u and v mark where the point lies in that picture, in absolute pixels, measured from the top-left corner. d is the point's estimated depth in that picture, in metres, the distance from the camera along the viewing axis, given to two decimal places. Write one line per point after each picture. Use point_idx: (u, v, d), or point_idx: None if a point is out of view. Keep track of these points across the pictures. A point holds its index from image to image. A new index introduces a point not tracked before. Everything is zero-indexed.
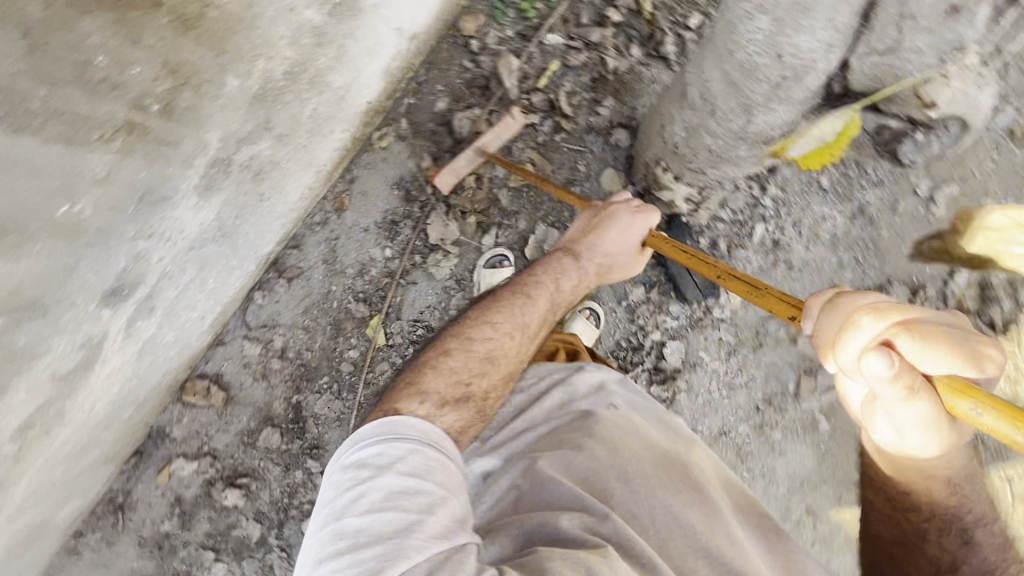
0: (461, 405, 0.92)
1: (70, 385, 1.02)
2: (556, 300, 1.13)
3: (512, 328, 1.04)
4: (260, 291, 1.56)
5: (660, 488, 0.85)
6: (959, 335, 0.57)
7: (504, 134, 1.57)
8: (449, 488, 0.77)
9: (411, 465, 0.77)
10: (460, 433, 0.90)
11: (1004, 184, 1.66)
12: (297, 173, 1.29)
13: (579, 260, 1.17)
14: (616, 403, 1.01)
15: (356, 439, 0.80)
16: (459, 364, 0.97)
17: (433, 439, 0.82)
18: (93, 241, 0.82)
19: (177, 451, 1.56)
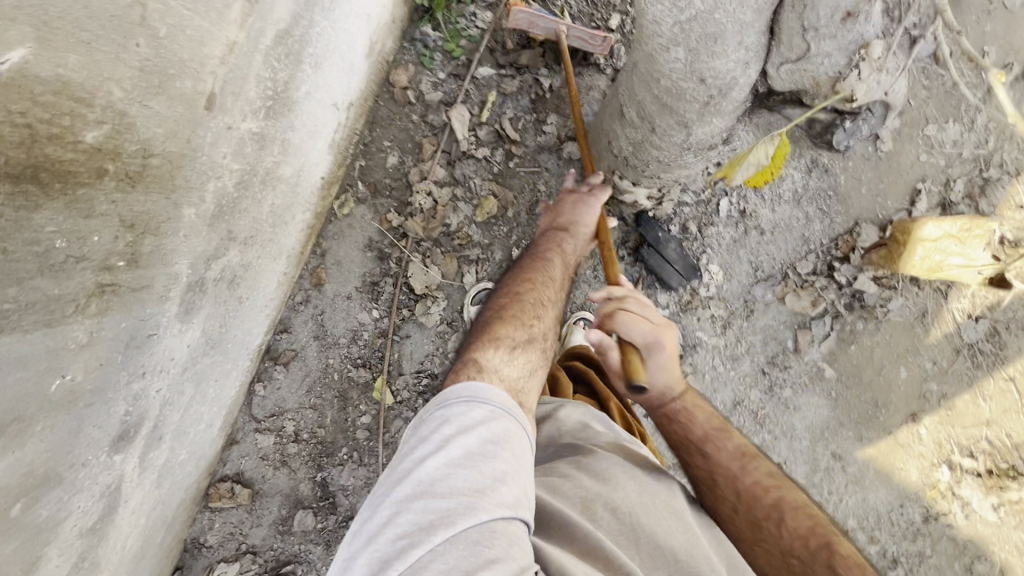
0: (529, 348, 0.99)
1: (99, 534, 1.03)
2: (568, 261, 1.24)
3: (546, 281, 1.15)
4: (260, 382, 1.55)
5: (643, 516, 0.87)
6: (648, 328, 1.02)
7: (588, 45, 1.54)
8: (521, 462, 0.75)
9: (492, 432, 0.75)
10: (534, 376, 0.97)
11: (941, 108, 1.78)
12: (269, 265, 1.31)
13: (571, 233, 1.28)
14: (599, 437, 1.03)
15: (443, 396, 0.79)
16: (515, 312, 1.05)
17: (515, 413, 0.81)
18: (91, 401, 0.83)
19: (216, 557, 1.56)
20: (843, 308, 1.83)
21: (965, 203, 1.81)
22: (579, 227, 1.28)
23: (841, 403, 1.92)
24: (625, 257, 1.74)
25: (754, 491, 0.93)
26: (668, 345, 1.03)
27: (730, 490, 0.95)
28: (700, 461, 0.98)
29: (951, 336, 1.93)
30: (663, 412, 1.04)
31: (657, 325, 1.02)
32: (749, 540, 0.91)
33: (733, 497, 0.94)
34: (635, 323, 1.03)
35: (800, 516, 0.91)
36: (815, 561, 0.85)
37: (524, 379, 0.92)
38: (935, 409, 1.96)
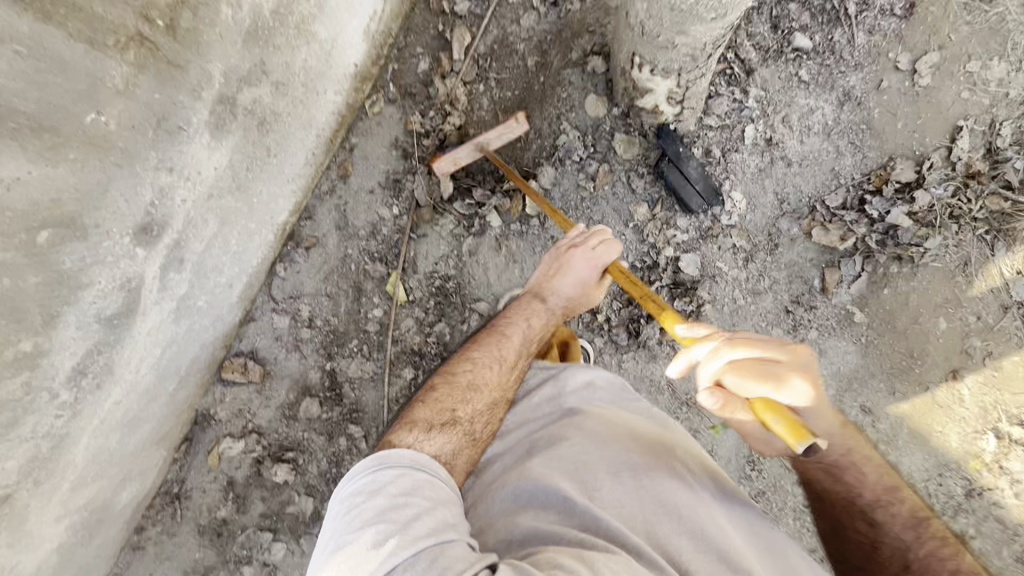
0: (447, 428, 1.01)
1: (116, 335, 1.10)
2: (527, 336, 1.25)
3: (489, 361, 1.17)
4: (282, 264, 1.61)
5: (644, 477, 0.93)
6: (768, 362, 0.78)
7: (507, 135, 1.64)
8: (435, 501, 0.82)
9: (400, 485, 0.82)
10: (451, 461, 0.99)
11: (985, 43, 1.72)
12: (298, 132, 1.39)
13: (545, 304, 1.30)
14: (601, 400, 1.14)
15: (352, 473, 0.85)
16: (445, 395, 1.08)
17: (420, 466, 0.88)
18: (120, 161, 0.91)
19: (224, 432, 1.61)
20: (875, 245, 1.75)
21: (1013, 149, 1.74)
22: (555, 295, 1.30)
23: (871, 350, 1.81)
24: (646, 175, 1.71)
25: (926, 562, 0.95)
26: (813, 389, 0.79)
27: (900, 560, 0.97)
28: (865, 529, 1.00)
29: (999, 291, 1.81)
30: (828, 469, 0.99)
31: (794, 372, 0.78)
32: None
33: (900, 567, 0.97)
34: (754, 369, 0.78)
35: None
36: None
37: (442, 459, 0.96)
38: (980, 369, 1.82)
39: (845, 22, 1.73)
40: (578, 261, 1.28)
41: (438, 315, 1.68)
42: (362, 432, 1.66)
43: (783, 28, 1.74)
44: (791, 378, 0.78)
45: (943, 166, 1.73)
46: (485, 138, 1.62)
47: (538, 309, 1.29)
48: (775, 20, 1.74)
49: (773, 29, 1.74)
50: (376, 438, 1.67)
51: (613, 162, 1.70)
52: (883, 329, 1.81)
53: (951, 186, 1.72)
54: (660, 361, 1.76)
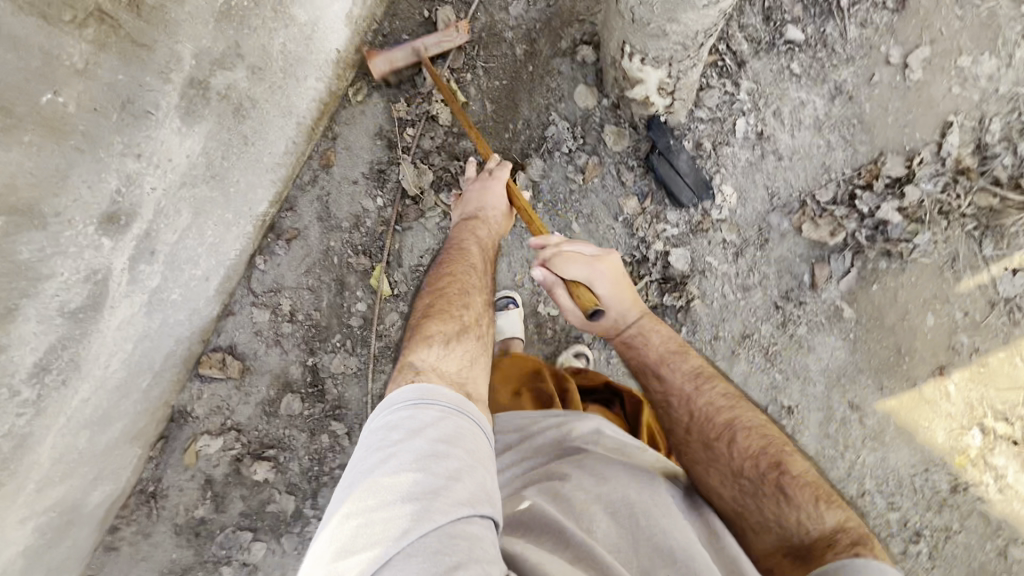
0: (462, 338, 1.03)
1: (82, 329, 1.05)
2: (483, 241, 1.30)
3: (464, 269, 1.20)
4: (261, 256, 1.56)
5: (642, 514, 0.88)
6: (582, 254, 1.12)
7: (444, 44, 1.55)
8: (475, 457, 0.81)
9: (442, 433, 0.81)
10: (474, 366, 1.01)
11: (976, 38, 1.71)
12: (278, 120, 1.34)
13: (483, 220, 1.34)
14: (607, 441, 1.07)
15: (392, 404, 0.84)
16: (439, 309, 1.08)
17: (464, 413, 0.86)
18: (81, 146, 0.88)
19: (201, 429, 1.56)
20: (864, 241, 1.74)
21: (1002, 145, 1.74)
22: (487, 211, 1.36)
23: (860, 346, 1.81)
24: (636, 168, 1.68)
25: (705, 411, 1.02)
26: (610, 271, 1.12)
27: (686, 408, 1.03)
28: (658, 385, 1.07)
29: (986, 287, 1.82)
30: (621, 338, 1.13)
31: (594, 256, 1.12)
32: (699, 458, 0.98)
33: (686, 415, 1.03)
34: (570, 258, 1.11)
35: (749, 435, 0.98)
36: (766, 474, 0.93)
37: (465, 370, 0.97)
38: (966, 364, 1.83)
39: (838, 15, 1.71)
40: (488, 185, 1.38)
41: None
42: (345, 429, 1.63)
43: (776, 19, 1.71)
44: (598, 267, 1.11)
45: (933, 162, 1.72)
46: (421, 40, 1.53)
47: (480, 222, 1.33)
48: (768, 12, 1.71)
49: (766, 20, 1.71)
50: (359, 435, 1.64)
51: (603, 154, 1.66)
52: (872, 324, 1.80)
53: (941, 182, 1.71)
54: None
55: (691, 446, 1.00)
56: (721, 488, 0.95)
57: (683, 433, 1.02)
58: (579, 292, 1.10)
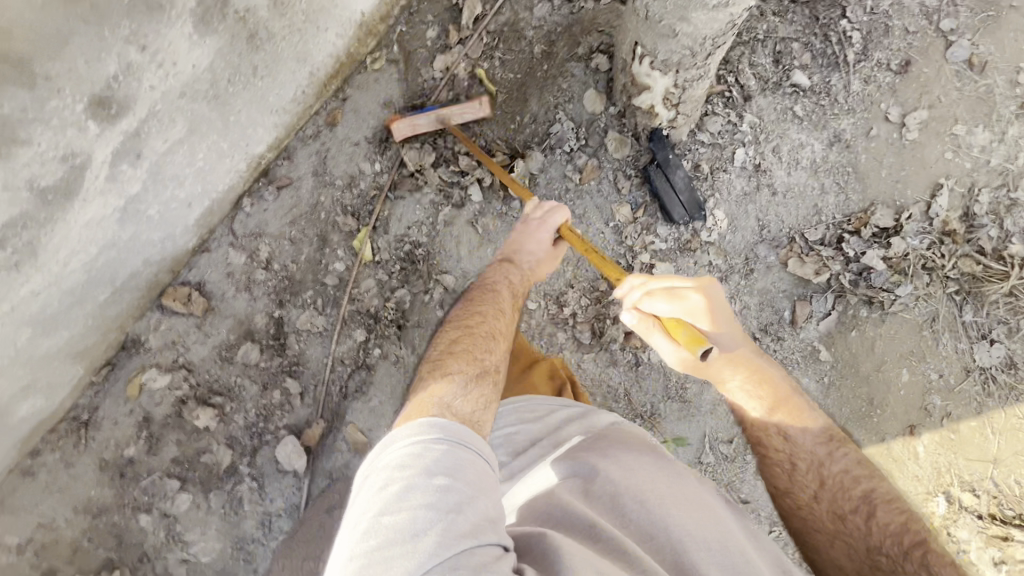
0: (479, 380, 1.06)
1: (47, 213, 1.05)
2: (514, 288, 1.36)
3: (492, 314, 1.27)
4: (249, 198, 1.54)
5: (673, 509, 0.92)
6: (676, 287, 1.08)
7: (467, 114, 1.64)
8: (475, 488, 0.77)
9: (440, 465, 0.78)
10: (486, 411, 1.02)
11: (972, 111, 1.78)
12: (291, 63, 1.35)
13: (517, 264, 1.40)
14: (634, 432, 1.15)
15: (392, 442, 0.82)
16: (466, 350, 1.13)
17: (464, 445, 0.84)
18: (86, 16, 0.93)
19: (150, 362, 1.50)
20: (847, 285, 1.75)
21: (989, 217, 1.79)
22: (523, 254, 1.40)
23: (832, 391, 1.80)
24: (633, 177, 1.71)
25: (841, 480, 1.11)
26: (705, 302, 1.08)
27: (814, 476, 1.12)
28: (781, 444, 1.16)
29: (962, 353, 1.84)
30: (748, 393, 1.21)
31: (683, 293, 1.08)
32: (833, 529, 1.09)
33: (814, 479, 1.12)
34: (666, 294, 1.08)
35: (888, 509, 1.05)
36: (909, 554, 0.99)
37: (479, 412, 0.98)
38: (936, 428, 1.83)
39: (843, 68, 1.79)
40: (537, 228, 1.39)
41: (402, 281, 1.63)
42: (299, 389, 1.58)
43: (784, 63, 1.79)
44: (696, 299, 1.07)
45: (921, 220, 1.76)
46: (446, 111, 1.60)
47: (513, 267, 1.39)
48: (777, 55, 1.78)
49: (775, 62, 1.79)
50: (312, 397, 1.59)
51: (603, 159, 1.69)
52: (846, 372, 1.80)
53: (926, 239, 1.74)
54: (619, 366, 1.74)
55: (819, 509, 1.11)
56: (847, 561, 1.06)
57: (808, 496, 1.13)
58: (679, 330, 1.06)
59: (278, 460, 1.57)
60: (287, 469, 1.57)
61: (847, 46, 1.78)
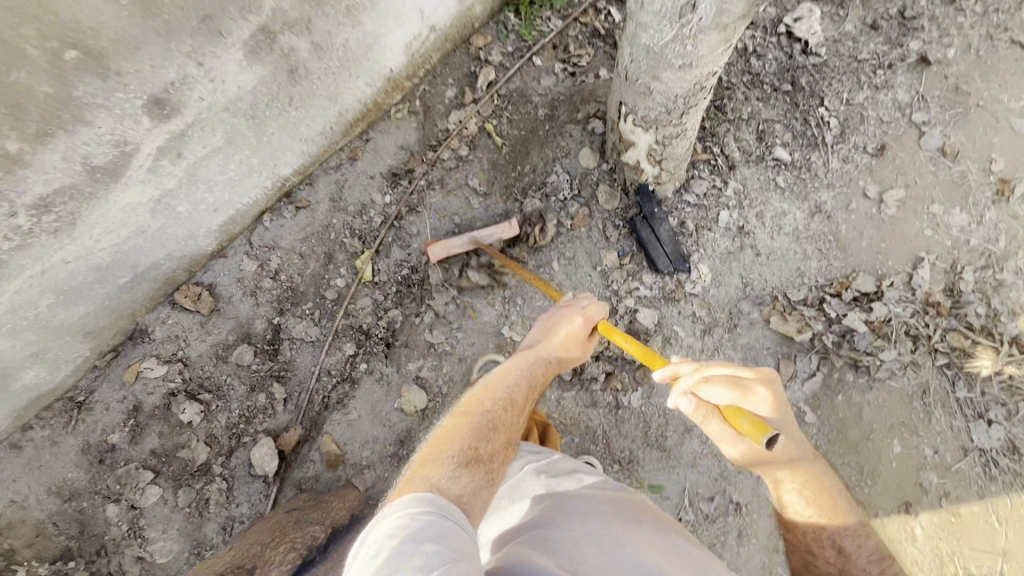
0: (472, 470, 0.99)
1: (93, 189, 1.24)
2: (536, 375, 1.28)
3: (507, 401, 1.19)
4: (270, 215, 1.72)
5: (624, 546, 0.94)
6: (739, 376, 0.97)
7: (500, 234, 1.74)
8: (463, 553, 0.77)
9: (428, 531, 0.78)
10: (474, 502, 0.95)
11: (947, 193, 1.89)
12: (323, 100, 1.57)
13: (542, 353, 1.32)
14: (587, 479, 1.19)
15: (381, 516, 0.82)
16: (471, 435, 1.08)
17: (449, 513, 0.84)
18: (159, 30, 1.13)
19: (152, 352, 1.60)
20: (831, 346, 1.78)
21: (975, 293, 1.82)
22: (551, 343, 1.33)
23: (818, 456, 1.76)
24: (621, 228, 1.84)
25: None
26: (768, 394, 0.97)
27: None
28: (834, 554, 1.04)
29: (960, 432, 1.77)
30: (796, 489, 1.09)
31: (740, 388, 0.97)
32: None
33: None
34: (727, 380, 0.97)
35: None
36: None
37: (466, 502, 0.92)
38: (934, 507, 1.74)
39: (821, 148, 1.94)
40: (566, 318, 1.33)
41: (396, 302, 1.73)
42: (283, 394, 1.64)
43: (768, 140, 1.94)
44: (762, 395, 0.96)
45: (902, 289, 1.81)
46: (479, 234, 1.70)
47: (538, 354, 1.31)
48: (761, 133, 1.95)
49: (758, 139, 1.95)
50: (294, 404, 1.65)
51: (594, 209, 1.84)
52: (832, 436, 1.77)
53: (909, 307, 1.78)
54: (599, 408, 1.74)
55: None
56: None
57: None
58: (742, 420, 0.93)
59: (251, 463, 1.60)
60: (258, 472, 1.59)
61: (825, 129, 1.94)
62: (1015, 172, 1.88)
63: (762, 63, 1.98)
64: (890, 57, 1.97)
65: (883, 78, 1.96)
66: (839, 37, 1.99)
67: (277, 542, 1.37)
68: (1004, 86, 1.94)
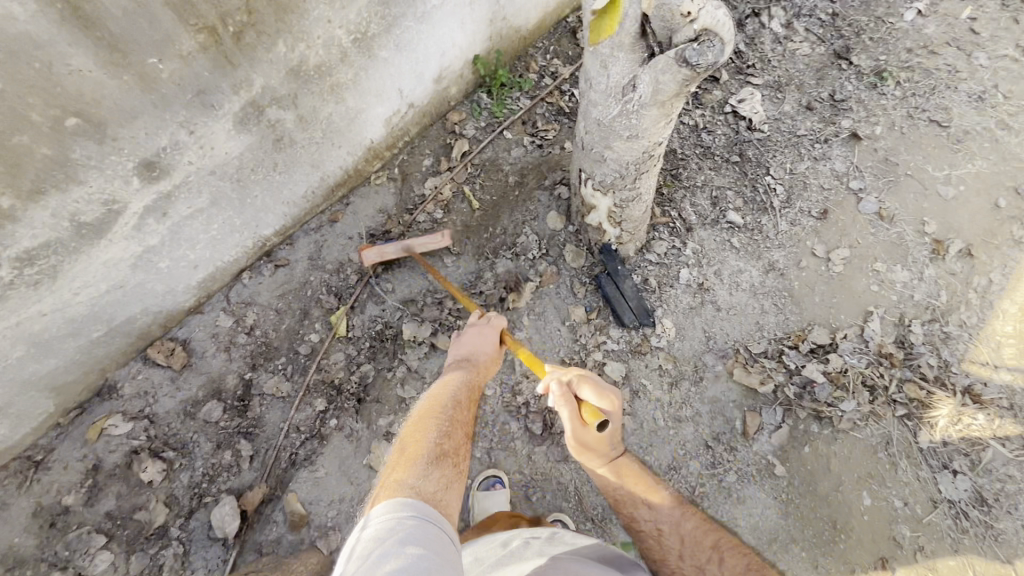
0: (443, 463, 0.99)
1: (77, 244, 1.30)
2: (473, 376, 1.28)
3: (451, 403, 1.17)
4: (249, 273, 1.78)
5: None
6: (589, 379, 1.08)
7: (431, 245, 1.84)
8: (446, 561, 0.80)
9: (414, 536, 0.81)
10: (453, 492, 0.96)
11: (888, 252, 2.02)
12: (306, 167, 1.70)
13: (472, 358, 1.34)
14: (593, 553, 1.12)
15: (370, 517, 0.85)
16: (431, 439, 1.05)
17: (433, 516, 0.87)
18: (156, 102, 1.25)
19: (119, 408, 1.60)
20: (793, 398, 1.84)
21: (924, 345, 1.91)
22: (478, 348, 1.37)
23: (791, 510, 1.76)
24: (587, 284, 1.93)
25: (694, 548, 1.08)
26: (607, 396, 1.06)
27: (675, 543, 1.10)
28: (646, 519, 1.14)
29: (927, 483, 1.79)
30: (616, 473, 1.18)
31: (603, 394, 1.06)
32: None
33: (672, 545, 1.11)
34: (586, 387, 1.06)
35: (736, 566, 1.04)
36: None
37: (442, 493, 0.93)
38: (911, 563, 1.71)
39: (770, 212, 2.09)
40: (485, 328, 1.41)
41: (369, 356, 1.76)
42: (250, 451, 1.62)
43: (721, 205, 2.11)
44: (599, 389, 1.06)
45: (856, 341, 1.91)
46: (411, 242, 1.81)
47: (467, 359, 1.33)
48: (714, 199, 2.11)
49: (712, 204, 2.11)
50: (261, 461, 1.62)
51: (561, 267, 1.94)
52: (802, 489, 1.78)
53: (864, 358, 1.88)
54: (570, 462, 1.74)
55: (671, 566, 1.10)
56: None
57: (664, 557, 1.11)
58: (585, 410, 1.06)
59: (211, 525, 1.54)
60: (217, 535, 1.54)
61: (772, 196, 2.11)
62: (948, 234, 2.02)
63: (712, 137, 2.23)
64: (825, 133, 2.19)
65: (820, 150, 2.17)
66: (778, 116, 2.25)
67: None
68: (927, 159, 2.11)
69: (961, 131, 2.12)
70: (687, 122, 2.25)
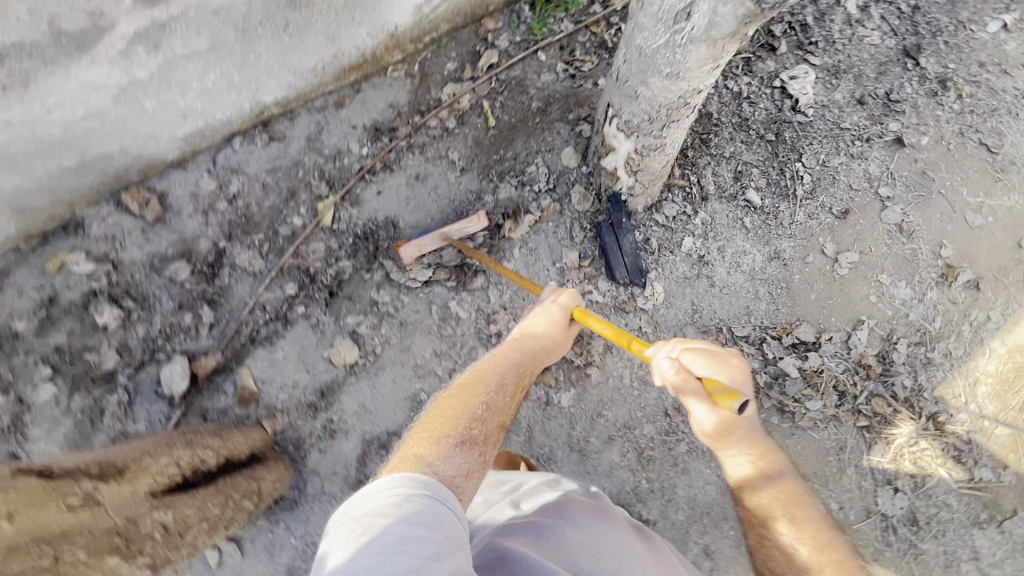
0: (467, 447, 1.05)
1: None
2: (524, 364, 1.31)
3: (494, 388, 1.23)
4: (240, 138, 1.64)
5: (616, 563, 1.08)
6: (715, 353, 1.12)
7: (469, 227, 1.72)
8: (452, 542, 0.83)
9: (422, 516, 0.83)
10: (473, 479, 1.02)
11: (897, 267, 1.95)
12: (319, 37, 1.56)
13: (527, 344, 1.36)
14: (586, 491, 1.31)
15: (376, 489, 0.87)
16: (464, 419, 1.12)
17: (442, 496, 0.90)
18: None
19: (83, 246, 1.53)
20: (762, 386, 1.86)
21: (904, 365, 1.89)
22: (533, 333, 1.40)
23: None
24: (587, 230, 1.86)
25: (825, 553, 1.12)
26: (740, 371, 1.11)
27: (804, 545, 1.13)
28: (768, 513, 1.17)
29: (865, 493, 1.85)
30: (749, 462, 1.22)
31: (721, 361, 1.10)
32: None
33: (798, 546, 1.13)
34: (707, 356, 1.11)
35: None
36: None
37: (459, 477, 0.99)
38: None
39: (791, 200, 1.99)
40: (546, 310, 1.42)
41: (350, 253, 1.70)
42: (211, 319, 1.59)
43: (743, 181, 1.99)
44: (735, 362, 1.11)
45: (839, 345, 1.89)
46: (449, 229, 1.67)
47: (518, 346, 1.36)
48: (738, 172, 2.00)
49: (735, 178, 2.00)
50: (221, 331, 1.60)
51: (566, 206, 1.86)
52: None
53: (842, 363, 1.87)
54: (530, 401, 1.73)
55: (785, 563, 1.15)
56: None
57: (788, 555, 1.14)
58: (716, 387, 1.05)
59: (161, 381, 1.54)
60: (164, 393, 1.55)
61: (797, 182, 1.99)
62: (962, 261, 1.95)
63: (753, 109, 2.02)
64: (869, 131, 2.02)
65: (859, 149, 2.02)
66: (827, 103, 2.03)
67: (157, 454, 1.34)
68: (965, 181, 2.00)
69: (1009, 160, 2.01)
70: (731, 87, 2.02)
